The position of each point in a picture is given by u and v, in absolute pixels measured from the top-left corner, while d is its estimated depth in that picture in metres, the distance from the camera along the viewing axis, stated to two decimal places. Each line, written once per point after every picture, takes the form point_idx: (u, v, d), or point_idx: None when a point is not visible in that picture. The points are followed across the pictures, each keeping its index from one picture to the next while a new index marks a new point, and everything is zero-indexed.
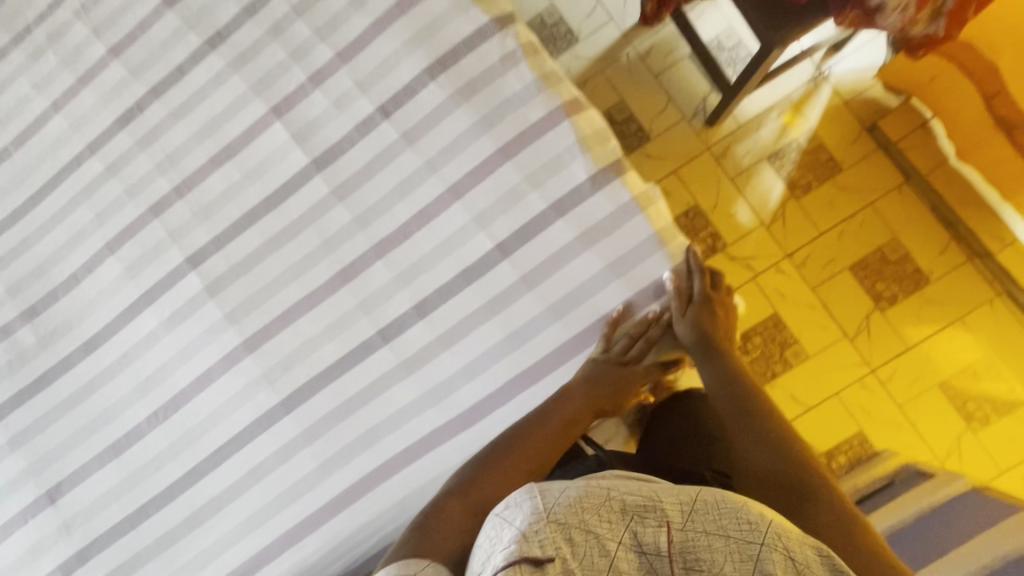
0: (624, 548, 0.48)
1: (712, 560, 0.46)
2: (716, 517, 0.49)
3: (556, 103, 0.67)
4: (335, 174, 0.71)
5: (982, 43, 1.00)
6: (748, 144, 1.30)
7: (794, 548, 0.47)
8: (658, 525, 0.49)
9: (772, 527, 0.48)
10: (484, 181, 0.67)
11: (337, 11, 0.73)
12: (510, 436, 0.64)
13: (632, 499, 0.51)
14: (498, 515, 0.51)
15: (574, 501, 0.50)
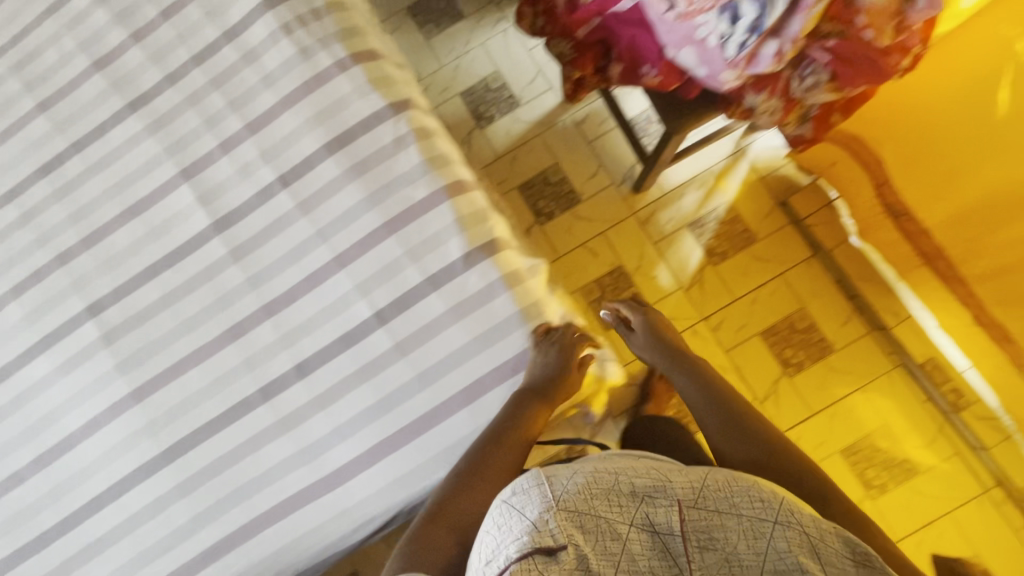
0: (637, 528, 0.56)
1: (725, 538, 0.55)
2: (727, 497, 0.57)
3: (439, 185, 0.73)
4: (233, 237, 0.76)
5: (871, 138, 1.07)
6: (672, 212, 1.39)
7: (804, 523, 0.55)
8: (669, 505, 0.58)
9: (783, 505, 0.56)
10: (368, 253, 0.72)
11: (250, 86, 0.78)
12: (474, 461, 0.67)
13: (641, 482, 0.60)
14: (506, 503, 0.57)
15: (584, 490, 0.58)
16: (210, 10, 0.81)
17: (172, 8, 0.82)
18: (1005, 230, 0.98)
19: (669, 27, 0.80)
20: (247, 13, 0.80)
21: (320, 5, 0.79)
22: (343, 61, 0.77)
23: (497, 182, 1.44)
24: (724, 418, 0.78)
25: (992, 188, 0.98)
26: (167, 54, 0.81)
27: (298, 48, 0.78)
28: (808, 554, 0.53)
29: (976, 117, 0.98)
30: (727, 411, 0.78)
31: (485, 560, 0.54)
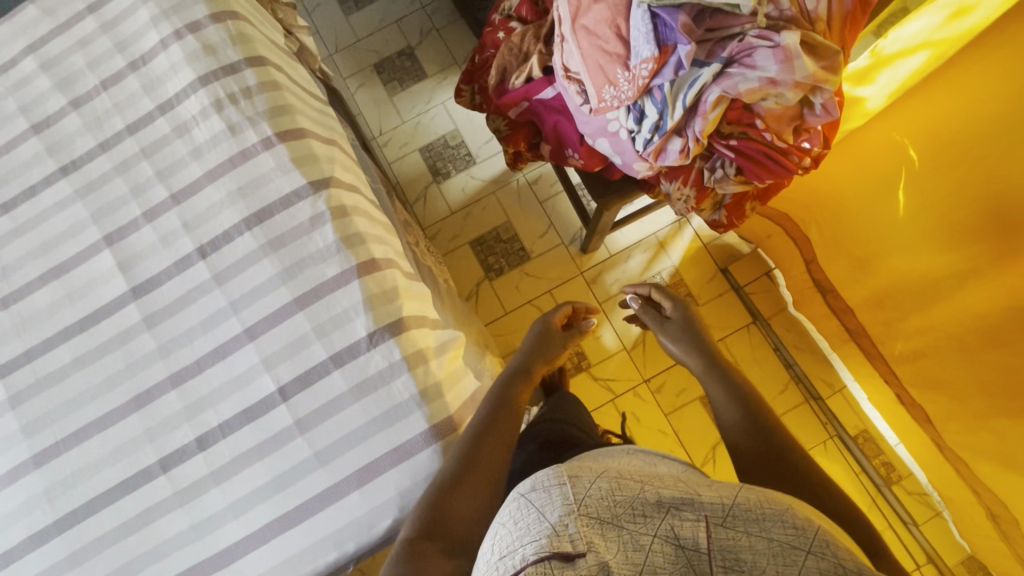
0: (658, 541, 0.45)
1: (755, 561, 0.43)
2: (759, 517, 0.46)
3: (350, 264, 0.75)
4: (147, 304, 0.77)
5: (799, 215, 1.15)
6: (618, 273, 1.42)
7: (845, 558, 0.43)
8: (696, 519, 0.46)
9: (821, 533, 0.45)
10: (276, 328, 0.73)
11: (178, 158, 0.81)
12: (463, 462, 0.68)
13: (666, 493, 0.48)
14: (523, 498, 0.49)
15: (605, 494, 0.47)
16: (148, 82, 0.84)
17: (112, 79, 0.85)
18: (909, 317, 0.97)
19: (586, 118, 0.85)
20: (182, 88, 0.83)
21: (252, 84, 0.83)
22: (269, 139, 0.80)
23: (450, 238, 1.48)
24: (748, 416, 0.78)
25: (904, 280, 0.97)
26: (103, 122, 0.84)
27: (226, 124, 0.81)
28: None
29: (882, 215, 0.98)
30: (764, 432, 0.74)
31: (498, 558, 0.45)
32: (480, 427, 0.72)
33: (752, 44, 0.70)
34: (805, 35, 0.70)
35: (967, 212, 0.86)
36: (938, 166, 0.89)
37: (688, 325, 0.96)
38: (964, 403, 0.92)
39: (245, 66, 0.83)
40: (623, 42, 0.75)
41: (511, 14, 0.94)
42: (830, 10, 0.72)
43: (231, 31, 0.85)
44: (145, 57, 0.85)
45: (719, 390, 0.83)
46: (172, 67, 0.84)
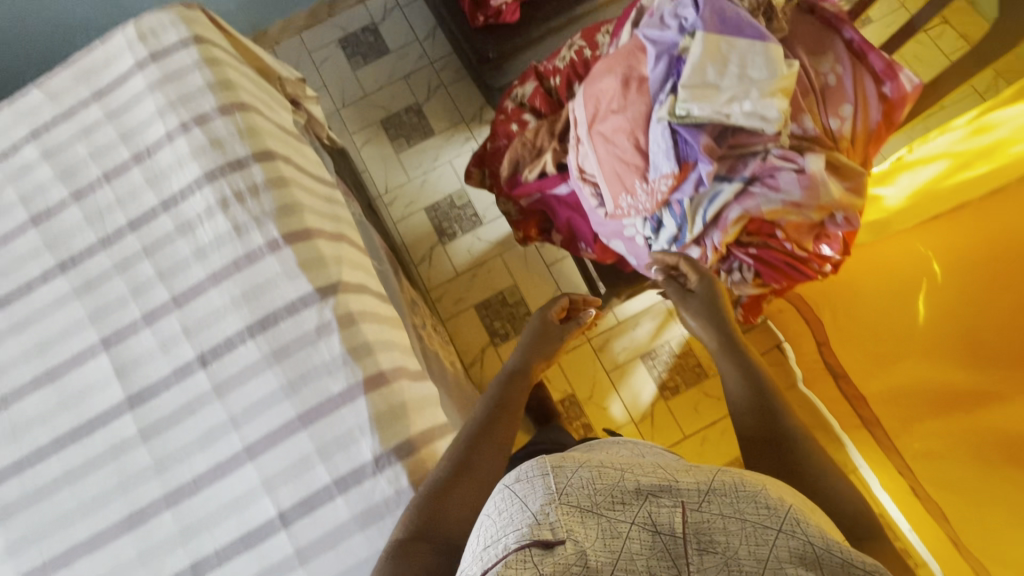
0: (636, 527, 0.46)
1: (727, 542, 0.45)
2: (733, 500, 0.47)
3: (357, 378, 0.72)
4: (144, 415, 0.74)
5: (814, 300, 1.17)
6: (625, 340, 1.39)
7: (810, 534, 0.46)
8: (673, 505, 0.47)
9: (790, 512, 0.47)
10: (277, 447, 0.71)
11: (180, 258, 0.78)
12: (456, 466, 0.67)
13: (646, 480, 0.48)
14: (507, 489, 0.48)
15: (587, 484, 0.47)
16: (151, 176, 0.82)
17: (115, 171, 0.83)
18: (922, 412, 0.96)
19: (600, 219, 0.82)
20: (187, 184, 0.80)
21: (260, 181, 0.80)
22: (276, 241, 0.77)
23: (455, 300, 1.45)
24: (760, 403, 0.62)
25: (916, 389, 0.98)
26: (105, 215, 0.81)
27: (232, 224, 0.79)
28: (814, 571, 0.44)
29: (901, 328, 1.02)
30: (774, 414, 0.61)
31: (483, 548, 0.45)
32: (476, 431, 0.72)
33: (775, 164, 0.69)
34: (829, 156, 0.69)
35: (988, 331, 0.92)
36: (962, 286, 0.96)
37: (716, 303, 0.71)
38: (973, 505, 0.87)
39: (253, 162, 0.81)
40: (641, 154, 0.73)
41: (525, 103, 0.93)
42: (854, 129, 0.71)
43: (239, 124, 0.83)
44: (149, 149, 0.83)
45: (735, 379, 0.65)
46: (177, 160, 0.82)
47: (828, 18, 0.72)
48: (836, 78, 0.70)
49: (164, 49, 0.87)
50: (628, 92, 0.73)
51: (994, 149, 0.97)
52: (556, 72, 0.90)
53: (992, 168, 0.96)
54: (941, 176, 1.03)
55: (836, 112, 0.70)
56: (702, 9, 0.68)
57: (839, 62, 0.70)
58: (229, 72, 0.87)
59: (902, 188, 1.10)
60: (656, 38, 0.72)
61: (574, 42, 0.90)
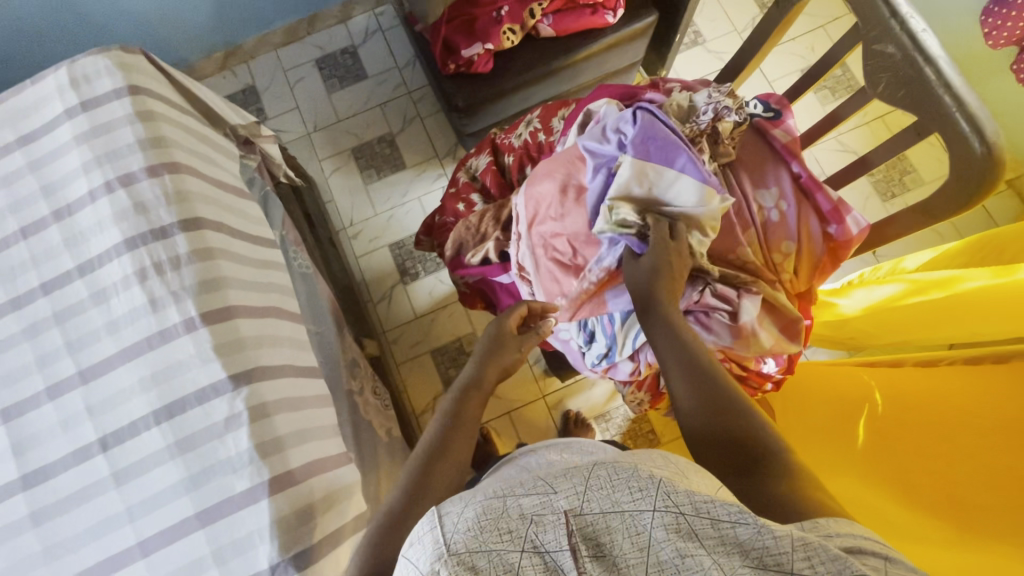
0: (526, 556, 0.38)
1: (614, 541, 0.38)
2: (610, 491, 0.40)
3: (261, 478, 0.69)
4: (38, 496, 0.70)
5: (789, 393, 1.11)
6: (580, 400, 1.36)
7: (685, 501, 0.38)
8: (556, 518, 0.39)
9: (665, 482, 0.39)
10: (172, 545, 0.67)
11: (92, 329, 0.75)
12: (409, 491, 0.55)
13: (529, 500, 0.41)
14: (403, 558, 0.42)
15: (471, 524, 0.40)
16: (70, 236, 0.78)
17: (33, 227, 0.79)
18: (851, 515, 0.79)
19: None
20: (105, 249, 0.77)
21: (182, 252, 0.77)
22: (192, 320, 0.74)
23: (410, 344, 1.42)
24: (686, 363, 0.57)
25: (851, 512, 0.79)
26: (17, 275, 0.77)
27: (148, 298, 0.75)
28: (695, 541, 0.37)
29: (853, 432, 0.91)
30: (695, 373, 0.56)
31: None
32: (431, 448, 0.59)
33: (711, 301, 0.68)
34: (767, 295, 0.69)
35: (934, 463, 0.77)
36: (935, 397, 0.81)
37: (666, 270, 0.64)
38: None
39: (178, 230, 0.78)
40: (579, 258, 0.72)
41: (476, 177, 0.89)
42: (799, 261, 0.72)
43: (167, 188, 0.79)
44: (70, 207, 0.79)
45: (670, 356, 0.59)
46: (98, 222, 0.78)
47: (778, 148, 0.72)
48: (781, 214, 0.71)
49: (97, 99, 0.82)
50: (566, 200, 0.72)
51: (947, 281, 0.82)
52: (510, 150, 0.87)
53: (940, 297, 0.81)
54: (893, 297, 0.91)
55: (779, 247, 0.71)
56: (636, 125, 0.67)
57: (783, 198, 0.71)
58: (164, 127, 0.83)
59: (857, 301, 0.99)
60: (595, 150, 0.71)
61: (531, 120, 0.86)
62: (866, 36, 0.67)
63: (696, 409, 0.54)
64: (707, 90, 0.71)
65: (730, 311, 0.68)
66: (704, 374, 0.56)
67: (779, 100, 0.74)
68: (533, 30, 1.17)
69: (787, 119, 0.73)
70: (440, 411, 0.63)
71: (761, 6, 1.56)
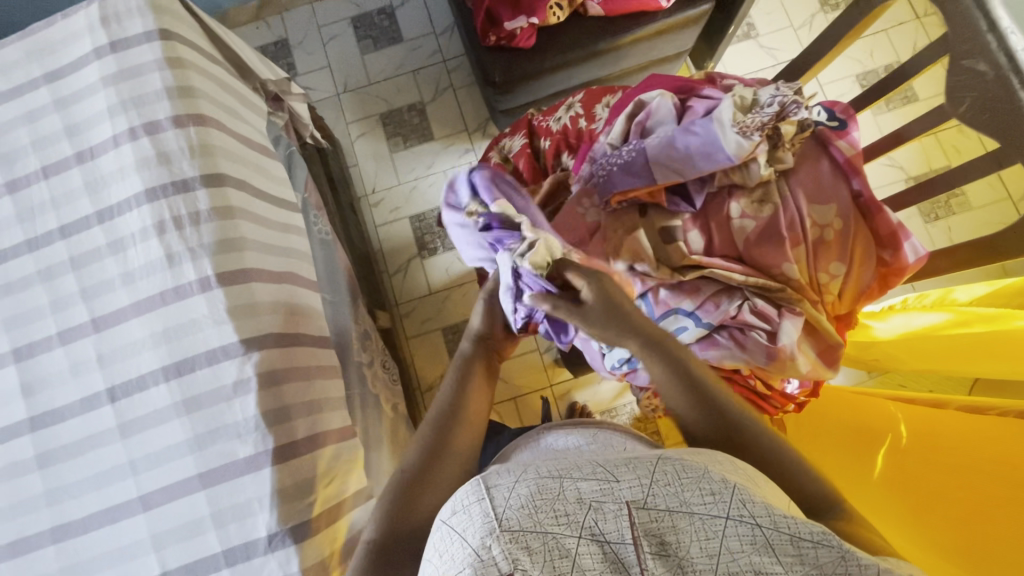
0: (584, 542, 0.40)
1: (679, 541, 0.40)
2: (676, 490, 0.42)
3: (266, 447, 0.68)
4: (44, 439, 0.70)
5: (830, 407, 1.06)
6: (587, 394, 1.34)
7: (760, 514, 0.41)
8: (617, 509, 0.41)
9: (736, 495, 0.42)
10: (172, 503, 0.67)
11: (106, 278, 0.73)
12: (426, 453, 0.58)
13: (588, 486, 0.43)
14: (446, 525, 0.44)
15: (525, 502, 0.42)
16: (91, 181, 0.76)
17: (55, 167, 0.77)
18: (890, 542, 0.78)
19: None
20: (126, 197, 0.75)
21: (203, 209, 0.75)
22: (207, 280, 0.72)
23: (421, 321, 1.40)
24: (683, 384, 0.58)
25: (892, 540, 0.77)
26: (36, 215, 0.76)
27: (165, 252, 0.73)
28: (769, 555, 0.39)
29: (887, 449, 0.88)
30: (699, 391, 0.57)
31: None
32: (442, 416, 0.61)
33: (748, 319, 0.68)
34: (809, 316, 0.68)
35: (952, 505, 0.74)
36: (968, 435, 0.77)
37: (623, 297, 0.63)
38: None
39: (200, 185, 0.75)
40: (622, 248, 0.68)
41: (509, 159, 0.86)
42: (844, 286, 0.70)
43: (192, 140, 0.77)
44: (93, 150, 0.77)
45: (662, 374, 0.59)
46: (120, 169, 0.76)
47: (840, 163, 0.69)
48: (836, 233, 0.68)
49: (126, 40, 0.80)
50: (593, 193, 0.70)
51: (996, 317, 0.78)
52: (548, 134, 0.83)
53: (983, 333, 0.77)
54: (936, 327, 0.86)
55: (827, 268, 0.68)
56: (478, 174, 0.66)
57: (840, 216, 0.68)
58: (193, 77, 0.80)
59: (893, 326, 0.95)
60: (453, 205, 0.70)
61: (573, 105, 0.82)
62: (955, 48, 0.61)
63: (707, 431, 0.55)
64: (772, 88, 0.65)
65: (769, 331, 0.67)
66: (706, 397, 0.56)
67: (845, 109, 0.70)
68: (581, 7, 1.11)
69: (852, 131, 0.69)
70: (448, 380, 0.66)
71: (822, 3, 1.47)
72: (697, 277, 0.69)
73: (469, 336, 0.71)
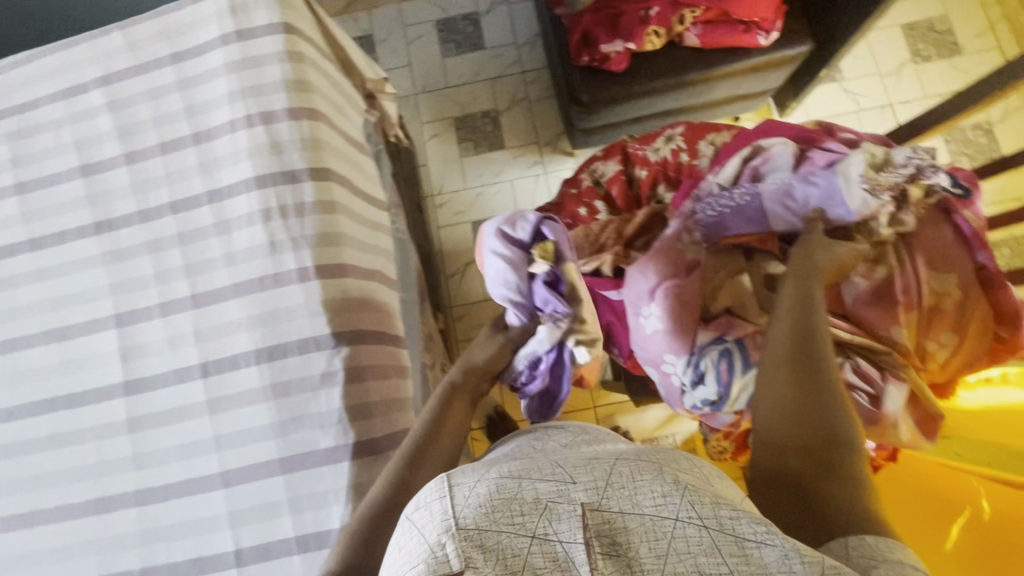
0: (538, 541, 0.38)
1: (628, 540, 0.38)
2: (631, 492, 0.40)
3: (346, 440, 0.70)
4: (138, 404, 0.74)
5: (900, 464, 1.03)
6: (631, 421, 1.33)
7: (709, 516, 0.39)
8: (571, 509, 0.39)
9: (688, 498, 0.40)
10: (252, 483, 0.69)
11: (210, 258, 0.76)
12: (394, 485, 0.58)
13: (546, 486, 0.40)
14: (406, 520, 0.42)
15: (482, 500, 0.39)
16: (206, 161, 0.79)
17: (172, 144, 0.81)
18: None
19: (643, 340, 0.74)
20: (237, 181, 0.78)
21: (309, 201, 0.77)
22: (307, 270, 0.74)
23: (473, 325, 1.41)
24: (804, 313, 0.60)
25: None
26: (149, 188, 0.80)
27: (269, 239, 0.76)
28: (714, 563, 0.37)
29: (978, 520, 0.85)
30: (812, 328, 0.58)
31: None
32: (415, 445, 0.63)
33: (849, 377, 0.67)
34: (914, 382, 0.66)
35: None
36: None
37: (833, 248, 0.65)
38: None
39: (307, 177, 0.78)
40: (723, 289, 0.72)
41: (601, 184, 0.86)
42: (951, 357, 0.71)
43: (305, 133, 0.79)
44: (210, 133, 0.80)
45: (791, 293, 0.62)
46: (234, 154, 0.79)
47: (966, 234, 0.69)
48: (954, 304, 0.68)
49: (252, 30, 0.83)
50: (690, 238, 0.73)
51: None
52: (645, 163, 0.84)
53: None
54: None
55: (936, 338, 0.70)
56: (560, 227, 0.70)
57: (960, 287, 0.68)
58: (309, 71, 0.83)
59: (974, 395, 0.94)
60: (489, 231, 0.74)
61: (674, 137, 0.84)
62: None
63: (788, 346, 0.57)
64: (907, 149, 0.69)
65: (872, 393, 0.66)
66: (819, 374, 0.54)
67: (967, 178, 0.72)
68: (679, 37, 1.12)
69: (976, 201, 0.70)
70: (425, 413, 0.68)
71: (913, 53, 1.45)
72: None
73: (461, 367, 0.74)
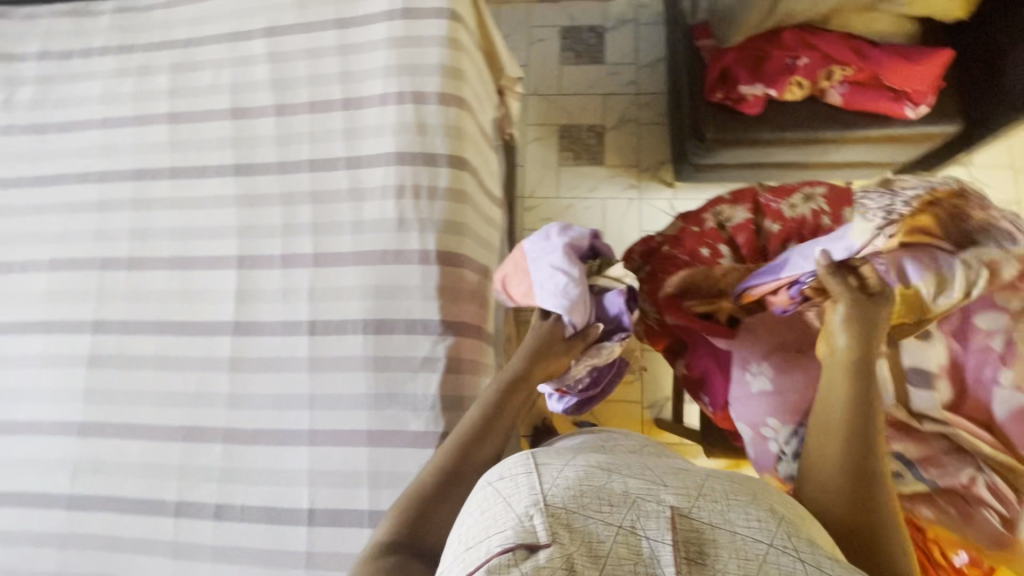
0: (624, 532, 0.35)
1: (718, 555, 0.34)
2: (723, 507, 0.36)
3: (434, 427, 0.70)
4: (243, 346, 0.76)
5: None
6: None
7: (806, 551, 0.34)
8: (660, 509, 0.36)
9: (784, 529, 0.36)
10: (337, 448, 0.71)
11: (338, 221, 0.78)
12: (446, 474, 0.55)
13: (636, 483, 0.38)
14: (490, 486, 0.40)
15: (572, 482, 0.37)
16: (351, 128, 0.81)
17: (322, 105, 0.83)
18: None
19: (747, 397, 0.73)
20: (377, 153, 0.79)
21: (442, 186, 0.78)
22: (428, 254, 0.75)
23: None
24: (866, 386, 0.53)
25: None
26: (292, 143, 0.82)
27: (397, 215, 0.77)
28: None
29: None
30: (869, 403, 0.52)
31: (464, 549, 0.36)
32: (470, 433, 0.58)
33: (980, 493, 0.61)
34: None
35: None
36: None
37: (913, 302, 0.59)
38: None
39: (444, 163, 0.79)
40: None
41: (726, 228, 0.83)
42: None
43: (451, 120, 0.80)
44: (360, 101, 0.82)
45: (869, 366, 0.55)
46: (379, 126, 0.81)
47: None
48: None
49: (419, 10, 0.84)
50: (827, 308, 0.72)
51: None
52: (779, 217, 0.81)
53: None
54: None
55: None
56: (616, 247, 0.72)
57: None
58: (464, 61, 0.84)
59: None
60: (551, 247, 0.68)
61: (815, 197, 0.81)
62: None
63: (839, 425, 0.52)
64: None
65: (1005, 515, 0.59)
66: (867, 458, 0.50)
67: None
68: (821, 92, 1.08)
69: None
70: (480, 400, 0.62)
71: None
72: (936, 432, 0.65)
73: (522, 354, 0.66)
